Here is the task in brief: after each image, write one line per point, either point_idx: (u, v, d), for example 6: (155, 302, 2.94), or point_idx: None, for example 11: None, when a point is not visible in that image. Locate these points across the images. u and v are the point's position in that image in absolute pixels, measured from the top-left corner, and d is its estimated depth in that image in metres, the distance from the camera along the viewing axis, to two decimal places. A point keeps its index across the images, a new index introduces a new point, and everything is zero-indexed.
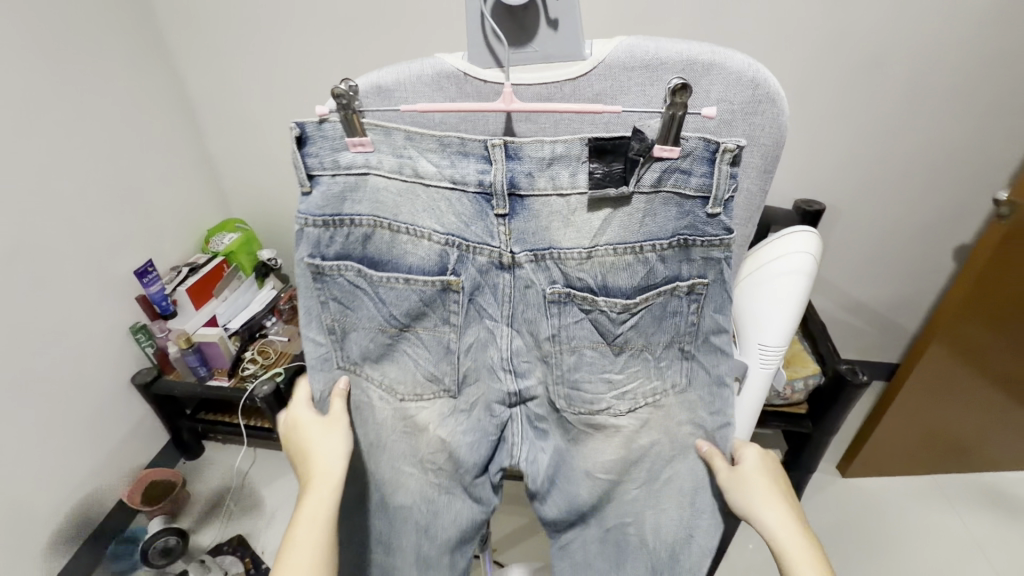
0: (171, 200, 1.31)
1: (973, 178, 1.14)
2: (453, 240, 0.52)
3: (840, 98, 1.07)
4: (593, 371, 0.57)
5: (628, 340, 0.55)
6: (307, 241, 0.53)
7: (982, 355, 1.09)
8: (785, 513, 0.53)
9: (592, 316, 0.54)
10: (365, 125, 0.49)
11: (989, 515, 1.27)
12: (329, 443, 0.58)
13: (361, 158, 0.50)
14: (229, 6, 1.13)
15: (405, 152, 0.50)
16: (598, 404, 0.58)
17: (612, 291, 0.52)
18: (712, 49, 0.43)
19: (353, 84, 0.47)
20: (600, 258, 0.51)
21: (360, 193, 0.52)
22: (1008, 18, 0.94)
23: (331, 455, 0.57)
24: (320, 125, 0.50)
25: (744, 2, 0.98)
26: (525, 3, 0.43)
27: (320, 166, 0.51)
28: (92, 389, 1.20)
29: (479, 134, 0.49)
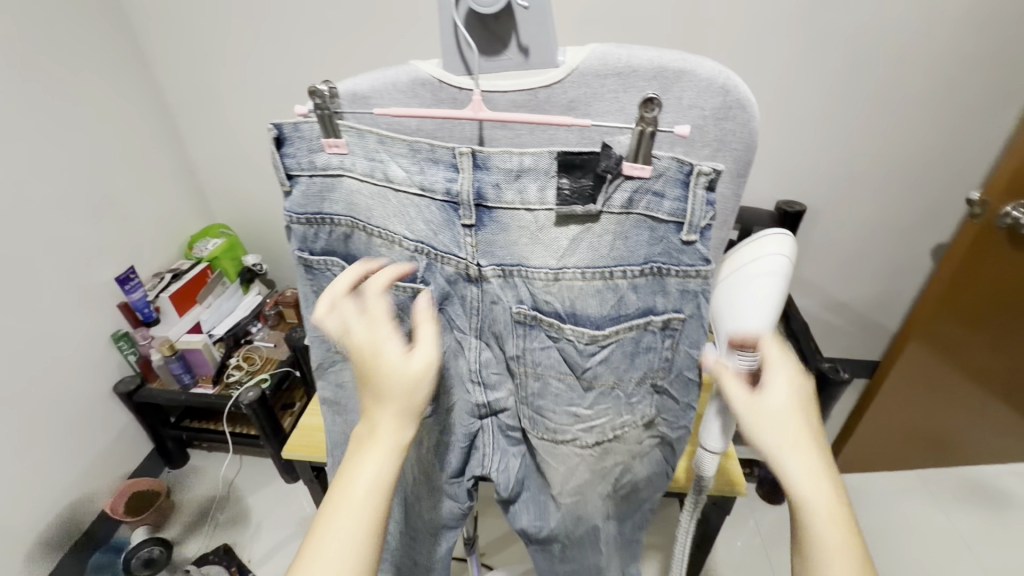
0: (153, 205, 1.30)
1: (949, 178, 1.17)
2: (422, 248, 0.52)
3: (818, 101, 1.09)
4: (563, 401, 0.56)
5: (599, 376, 0.53)
6: (295, 237, 0.55)
7: (960, 352, 1.11)
8: (814, 463, 0.46)
9: (560, 344, 0.53)
10: (341, 126, 0.48)
11: (970, 509, 1.30)
12: (410, 398, 0.47)
13: (336, 159, 0.50)
14: (209, 10, 1.12)
15: (378, 154, 0.49)
16: (564, 434, 0.58)
17: (580, 319, 0.51)
18: (683, 56, 0.42)
19: (330, 85, 0.47)
20: (567, 281, 0.50)
21: (337, 193, 0.52)
22: (976, 23, 0.97)
23: (405, 412, 0.47)
24: (297, 125, 0.50)
25: (722, 8, 1.00)
26: (497, 11, 0.42)
27: (298, 166, 0.52)
28: (72, 399, 1.18)
29: (454, 141, 0.49)
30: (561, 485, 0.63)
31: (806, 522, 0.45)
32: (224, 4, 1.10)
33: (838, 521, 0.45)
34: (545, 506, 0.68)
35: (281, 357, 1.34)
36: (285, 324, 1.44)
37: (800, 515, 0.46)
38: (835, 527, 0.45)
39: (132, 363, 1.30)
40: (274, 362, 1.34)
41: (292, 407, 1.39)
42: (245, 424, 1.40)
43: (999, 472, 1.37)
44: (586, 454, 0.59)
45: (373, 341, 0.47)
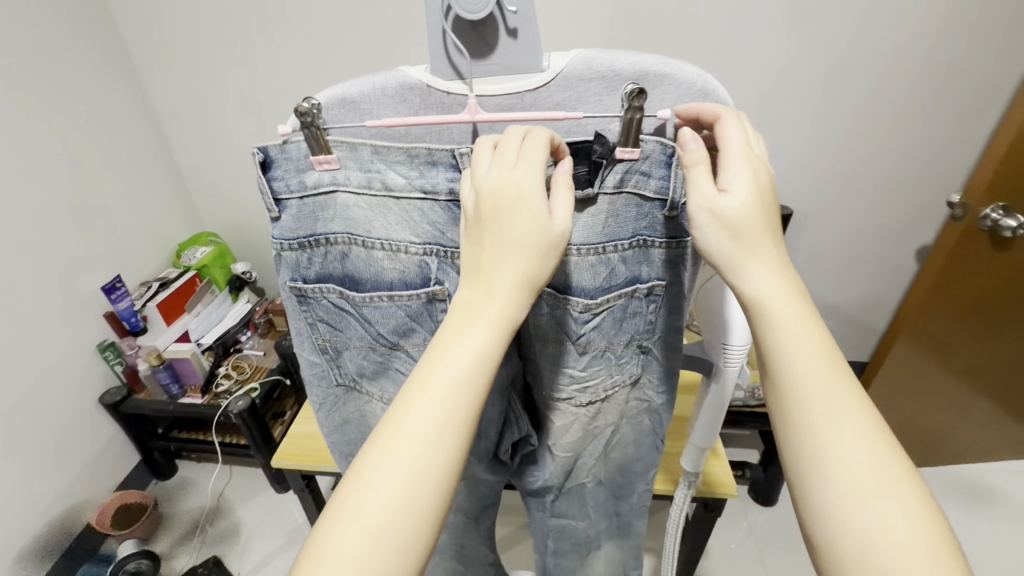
0: (140, 213, 1.29)
1: (930, 182, 1.19)
2: (431, 249, 0.50)
3: (800, 107, 1.11)
4: (558, 363, 0.56)
5: (592, 341, 0.53)
6: (287, 266, 0.52)
7: (945, 350, 1.13)
8: (772, 263, 0.40)
9: (556, 311, 0.52)
10: (331, 141, 0.47)
11: (961, 507, 1.31)
12: (536, 269, 0.40)
13: (328, 176, 0.48)
14: (195, 21, 1.12)
15: (374, 165, 0.48)
16: (559, 393, 0.58)
17: (575, 291, 0.50)
18: (666, 60, 0.42)
19: (315, 101, 0.44)
20: (565, 258, 0.49)
21: (332, 211, 0.49)
22: (950, 31, 1.00)
23: (519, 287, 0.39)
24: (283, 147, 0.48)
25: (701, 20, 1.02)
26: (484, 17, 0.41)
27: (287, 189, 0.50)
28: (58, 410, 1.16)
29: (446, 144, 0.47)
30: (557, 438, 0.63)
31: (770, 339, 0.39)
32: (213, 14, 1.11)
33: (822, 356, 0.38)
34: (545, 459, 0.67)
35: (271, 366, 1.33)
36: (275, 332, 1.44)
37: (759, 326, 0.40)
38: (820, 363, 0.38)
39: (118, 373, 1.28)
40: (264, 370, 1.32)
41: (283, 416, 1.38)
42: (235, 434, 1.39)
43: (989, 469, 1.39)
44: (581, 413, 0.60)
45: (510, 189, 0.39)
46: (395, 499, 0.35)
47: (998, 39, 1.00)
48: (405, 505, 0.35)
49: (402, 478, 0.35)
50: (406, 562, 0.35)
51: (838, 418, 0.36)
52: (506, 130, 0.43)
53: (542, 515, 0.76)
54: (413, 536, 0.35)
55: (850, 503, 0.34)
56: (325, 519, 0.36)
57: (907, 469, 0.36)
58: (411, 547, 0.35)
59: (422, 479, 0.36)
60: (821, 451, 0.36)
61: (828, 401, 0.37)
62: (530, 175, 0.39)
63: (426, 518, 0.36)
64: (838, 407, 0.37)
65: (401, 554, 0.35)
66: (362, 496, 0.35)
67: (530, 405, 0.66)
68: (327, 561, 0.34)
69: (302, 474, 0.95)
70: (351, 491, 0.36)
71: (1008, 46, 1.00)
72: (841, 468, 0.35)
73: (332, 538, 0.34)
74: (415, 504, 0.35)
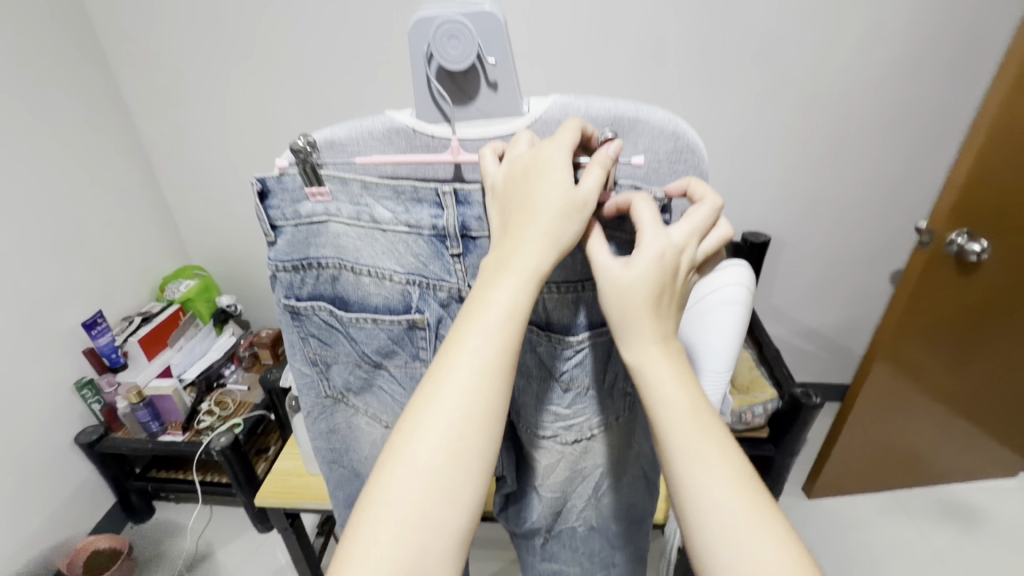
0: (124, 248, 1.28)
1: (900, 210, 1.25)
2: (413, 279, 0.51)
3: (773, 139, 1.16)
4: (543, 400, 0.56)
5: (575, 378, 0.54)
6: (281, 285, 0.53)
7: (922, 372, 1.16)
8: (649, 335, 0.42)
9: (539, 347, 0.54)
10: (323, 176, 0.47)
11: (949, 527, 1.32)
12: (561, 234, 0.40)
13: (321, 207, 0.49)
14: (186, 63, 1.15)
15: (363, 199, 0.48)
16: (544, 430, 0.59)
17: (557, 328, 0.52)
18: (638, 106, 0.44)
19: (310, 139, 0.46)
20: (545, 296, 0.50)
21: (324, 239, 0.51)
22: (906, 70, 1.06)
23: (549, 248, 0.40)
24: (280, 178, 0.49)
25: (675, 59, 1.08)
26: (466, 68, 0.43)
27: (283, 217, 0.50)
28: (31, 451, 1.12)
29: (431, 181, 0.48)
30: (543, 478, 0.63)
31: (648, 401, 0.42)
32: (204, 56, 1.14)
33: (686, 409, 0.41)
34: (529, 498, 0.67)
35: (256, 401, 1.31)
36: (260, 365, 1.42)
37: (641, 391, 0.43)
38: (685, 418, 0.41)
39: (96, 412, 1.25)
40: (248, 406, 1.31)
41: (267, 451, 1.35)
42: (216, 472, 1.35)
43: (973, 489, 1.42)
44: (567, 451, 0.60)
45: (538, 160, 0.40)
46: (440, 452, 0.37)
47: (954, 75, 1.06)
48: (449, 457, 0.37)
49: (445, 432, 0.37)
50: (454, 514, 0.37)
51: (705, 468, 0.40)
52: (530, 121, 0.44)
53: (533, 559, 0.75)
54: (461, 489, 0.37)
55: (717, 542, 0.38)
56: (376, 479, 0.38)
57: (770, 508, 0.39)
58: (459, 500, 0.37)
59: (464, 432, 0.38)
60: (693, 494, 0.40)
61: (693, 452, 0.40)
62: (555, 143, 0.40)
63: (471, 472, 0.38)
64: (703, 449, 0.40)
65: (449, 504, 0.37)
66: (405, 451, 0.37)
67: (515, 443, 0.66)
68: (380, 509, 0.36)
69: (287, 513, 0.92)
70: (397, 445, 0.38)
71: (963, 81, 1.07)
72: (710, 508, 0.39)
73: (383, 493, 0.37)
74: (459, 457, 0.37)
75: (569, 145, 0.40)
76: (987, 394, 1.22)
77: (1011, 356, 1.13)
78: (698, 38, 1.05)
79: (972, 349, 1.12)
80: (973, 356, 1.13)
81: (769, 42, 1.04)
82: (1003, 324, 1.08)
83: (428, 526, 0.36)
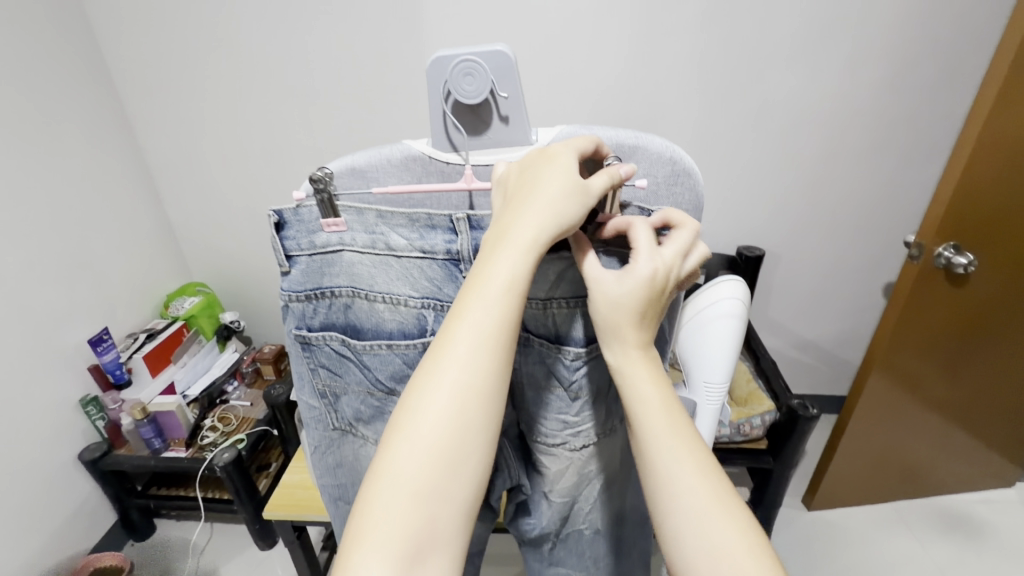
0: (129, 266, 1.30)
1: (890, 224, 1.28)
2: (428, 302, 0.53)
3: (763, 157, 1.20)
4: (552, 409, 0.58)
5: (582, 386, 0.56)
6: (293, 315, 0.55)
7: (917, 383, 1.18)
8: (632, 343, 0.47)
9: (547, 358, 0.56)
10: (340, 206, 0.51)
11: (947, 537, 1.33)
12: (563, 214, 0.42)
13: (335, 237, 0.52)
14: (195, 86, 1.19)
15: (378, 228, 0.51)
16: (554, 438, 0.60)
17: (566, 341, 0.54)
18: (637, 134, 0.47)
19: (327, 169, 0.49)
20: (555, 309, 0.52)
21: (338, 268, 0.53)
22: (892, 90, 1.10)
23: (550, 223, 0.41)
24: (297, 210, 0.52)
25: (667, 81, 1.11)
26: (479, 101, 0.46)
27: (297, 247, 0.53)
28: (33, 468, 1.13)
29: (444, 208, 0.50)
30: (552, 485, 0.64)
31: (628, 391, 0.46)
32: (212, 79, 1.18)
33: (661, 410, 0.46)
34: (539, 505, 0.68)
35: (258, 416, 1.32)
36: (262, 381, 1.45)
37: (621, 385, 0.47)
38: (659, 417, 0.45)
39: (99, 428, 1.25)
40: (250, 421, 1.31)
41: (269, 467, 1.35)
42: (218, 488, 1.35)
43: (971, 500, 1.43)
44: (576, 456, 0.62)
45: (546, 154, 0.43)
46: (445, 425, 0.39)
47: (934, 97, 1.11)
48: (453, 427, 0.39)
49: (447, 404, 0.39)
50: (461, 484, 0.40)
51: (676, 456, 0.44)
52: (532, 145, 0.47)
53: (540, 565, 0.76)
54: (465, 458, 0.40)
55: (685, 526, 0.42)
56: (382, 453, 0.40)
57: (733, 499, 0.43)
58: (464, 470, 0.40)
59: (465, 404, 0.40)
60: (668, 483, 0.44)
61: (666, 443, 0.45)
62: (564, 143, 0.44)
63: (474, 441, 0.40)
64: (676, 447, 0.44)
65: (454, 472, 0.39)
66: (409, 424, 0.39)
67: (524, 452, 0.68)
68: (387, 484, 0.38)
69: (293, 527, 0.93)
70: (402, 418, 0.40)
71: (944, 102, 1.11)
72: (679, 493, 0.43)
73: (390, 464, 0.39)
74: (461, 427, 0.39)
75: (579, 150, 0.44)
76: (979, 405, 1.25)
77: (1002, 365, 1.16)
78: (686, 62, 1.09)
79: (963, 360, 1.15)
80: (966, 366, 1.16)
81: (756, 65, 1.09)
82: (992, 337, 1.11)
83: (433, 494, 0.38)
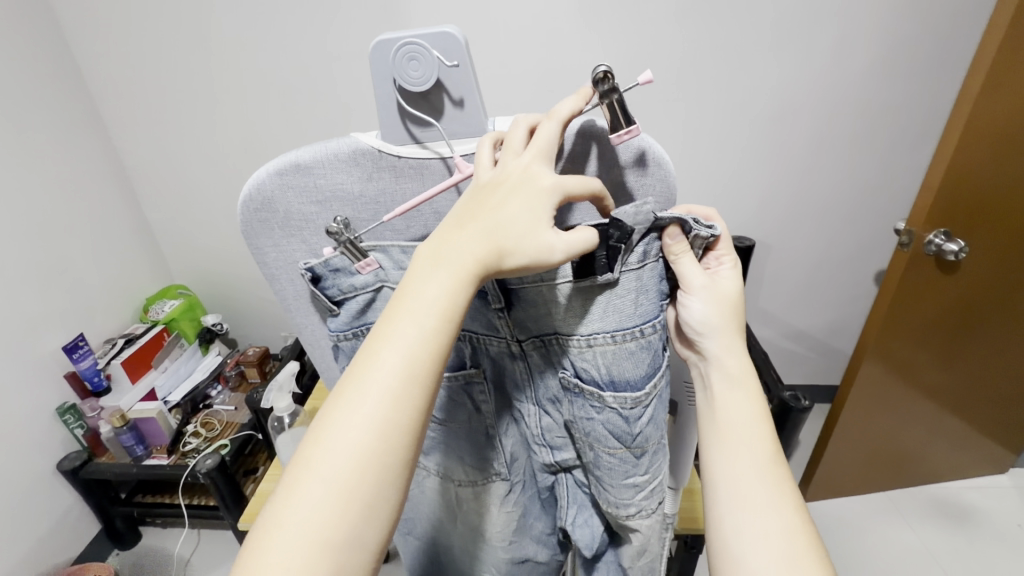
0: (106, 268, 1.27)
1: (882, 211, 1.26)
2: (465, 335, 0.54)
3: (752, 143, 1.17)
4: (620, 476, 0.52)
5: (648, 438, 0.51)
6: (345, 353, 0.51)
7: (911, 371, 1.16)
8: (739, 344, 0.51)
9: (604, 416, 0.50)
10: (365, 247, 0.46)
11: (942, 526, 1.33)
12: (518, 246, 0.41)
13: (372, 276, 0.47)
14: (166, 79, 1.15)
15: (406, 263, 0.47)
16: (628, 510, 0.55)
17: (620, 385, 0.48)
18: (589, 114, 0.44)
19: (344, 220, 0.45)
20: (601, 347, 0.48)
21: (382, 303, 0.49)
22: (882, 73, 1.08)
23: (489, 249, 0.41)
24: (327, 261, 0.47)
25: (653, 65, 1.08)
26: (428, 87, 0.43)
27: (341, 292, 0.48)
28: (8, 480, 1.09)
29: (422, 223, 0.49)
30: (632, 561, 0.62)
31: (728, 394, 0.51)
32: (185, 71, 1.14)
33: (766, 439, 0.48)
34: None
35: (243, 421, 1.29)
36: (246, 384, 1.42)
37: (722, 381, 0.51)
38: (768, 447, 0.48)
39: (79, 436, 1.22)
40: (235, 425, 1.28)
41: (256, 472, 1.33)
42: (203, 495, 1.33)
43: (965, 488, 1.42)
44: (653, 522, 0.57)
45: (524, 177, 0.41)
46: (348, 458, 0.37)
47: (925, 79, 1.08)
48: (371, 468, 0.37)
49: (365, 440, 0.37)
50: (372, 528, 0.37)
51: (765, 469, 0.47)
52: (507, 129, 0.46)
53: None
54: (377, 501, 0.37)
55: (794, 539, 0.43)
56: (285, 494, 0.37)
57: (816, 542, 0.44)
58: (378, 513, 0.37)
59: (387, 439, 0.37)
60: (770, 497, 0.45)
61: (765, 459, 0.47)
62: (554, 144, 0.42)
63: (389, 478, 0.37)
64: (773, 476, 0.46)
65: (367, 516, 0.37)
66: (320, 462, 0.37)
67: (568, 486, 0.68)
68: (287, 532, 0.35)
69: None
70: (310, 453, 0.37)
71: (936, 83, 1.09)
72: (786, 508, 0.45)
73: (294, 506, 0.36)
74: (376, 465, 0.37)
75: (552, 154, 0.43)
76: (971, 393, 1.23)
77: (994, 351, 1.15)
78: (672, 50, 1.06)
79: (958, 346, 1.13)
80: (958, 354, 1.15)
81: (743, 51, 1.05)
82: (984, 324, 1.10)
83: (345, 542, 0.36)
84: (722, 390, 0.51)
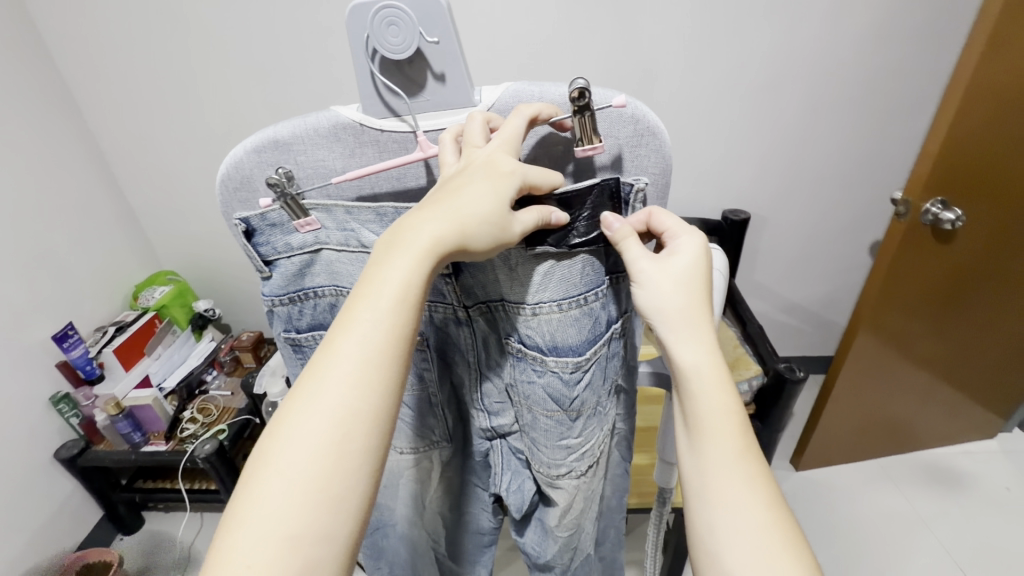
0: (91, 257, 1.24)
1: (878, 181, 1.25)
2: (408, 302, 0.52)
3: (748, 115, 1.15)
4: (552, 436, 0.53)
5: (585, 402, 0.51)
6: (279, 318, 0.51)
7: (904, 340, 1.17)
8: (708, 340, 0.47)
9: (545, 379, 0.50)
10: (307, 206, 0.44)
11: (931, 491, 1.35)
12: (480, 228, 0.41)
13: (311, 237, 0.46)
14: (141, 58, 1.10)
15: (349, 224, 0.46)
16: (559, 468, 0.55)
17: (562, 351, 0.48)
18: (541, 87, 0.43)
19: (286, 171, 0.43)
20: (546, 316, 0.47)
21: (319, 267, 0.48)
22: (881, 40, 1.05)
23: (454, 236, 0.40)
24: (264, 216, 0.45)
25: (648, 37, 1.05)
26: (410, 56, 0.41)
27: (275, 252, 0.47)
28: (4, 472, 1.09)
29: (395, 192, 0.47)
30: (559, 519, 0.62)
31: (693, 392, 0.46)
32: (161, 50, 1.09)
33: (736, 434, 0.45)
34: (544, 539, 0.67)
35: (240, 406, 1.28)
36: (242, 369, 1.41)
37: (682, 377, 0.47)
38: (737, 443, 0.45)
39: (74, 425, 1.21)
40: (231, 412, 1.28)
41: None
42: (203, 479, 1.33)
43: (956, 453, 1.45)
44: (581, 485, 0.58)
45: (501, 168, 0.40)
46: (311, 451, 0.36)
47: (925, 43, 1.05)
48: (333, 458, 0.36)
49: (329, 431, 0.36)
50: (342, 521, 0.36)
51: (748, 474, 0.44)
52: (466, 120, 0.43)
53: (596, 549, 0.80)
54: (346, 493, 0.36)
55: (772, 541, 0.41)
56: (246, 493, 0.36)
57: (798, 538, 0.42)
58: (348, 503, 0.37)
59: (348, 429, 0.37)
60: (746, 497, 0.43)
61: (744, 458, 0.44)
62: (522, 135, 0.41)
63: (358, 467, 0.37)
64: (740, 472, 0.44)
65: (335, 506, 0.36)
66: (280, 455, 0.36)
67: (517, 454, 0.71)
68: (251, 529, 0.35)
69: None
70: (271, 449, 0.37)
71: (934, 48, 1.06)
72: (767, 509, 0.42)
73: (255, 502, 0.35)
74: (341, 457, 0.36)
75: (518, 144, 0.41)
76: (962, 361, 1.25)
77: (986, 318, 1.15)
78: (668, 20, 1.03)
79: (952, 315, 1.13)
80: (952, 321, 1.15)
81: (740, 19, 1.02)
82: (977, 292, 1.10)
83: (319, 537, 0.35)
84: (679, 384, 0.47)
